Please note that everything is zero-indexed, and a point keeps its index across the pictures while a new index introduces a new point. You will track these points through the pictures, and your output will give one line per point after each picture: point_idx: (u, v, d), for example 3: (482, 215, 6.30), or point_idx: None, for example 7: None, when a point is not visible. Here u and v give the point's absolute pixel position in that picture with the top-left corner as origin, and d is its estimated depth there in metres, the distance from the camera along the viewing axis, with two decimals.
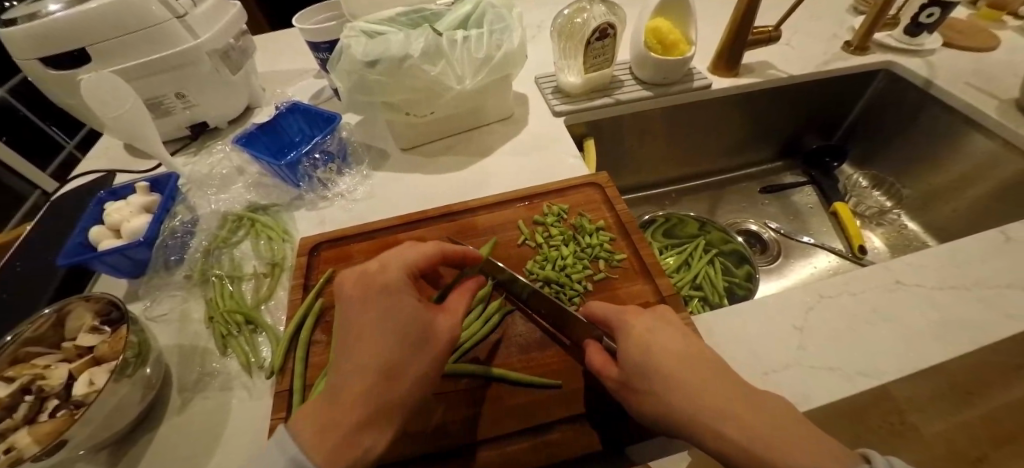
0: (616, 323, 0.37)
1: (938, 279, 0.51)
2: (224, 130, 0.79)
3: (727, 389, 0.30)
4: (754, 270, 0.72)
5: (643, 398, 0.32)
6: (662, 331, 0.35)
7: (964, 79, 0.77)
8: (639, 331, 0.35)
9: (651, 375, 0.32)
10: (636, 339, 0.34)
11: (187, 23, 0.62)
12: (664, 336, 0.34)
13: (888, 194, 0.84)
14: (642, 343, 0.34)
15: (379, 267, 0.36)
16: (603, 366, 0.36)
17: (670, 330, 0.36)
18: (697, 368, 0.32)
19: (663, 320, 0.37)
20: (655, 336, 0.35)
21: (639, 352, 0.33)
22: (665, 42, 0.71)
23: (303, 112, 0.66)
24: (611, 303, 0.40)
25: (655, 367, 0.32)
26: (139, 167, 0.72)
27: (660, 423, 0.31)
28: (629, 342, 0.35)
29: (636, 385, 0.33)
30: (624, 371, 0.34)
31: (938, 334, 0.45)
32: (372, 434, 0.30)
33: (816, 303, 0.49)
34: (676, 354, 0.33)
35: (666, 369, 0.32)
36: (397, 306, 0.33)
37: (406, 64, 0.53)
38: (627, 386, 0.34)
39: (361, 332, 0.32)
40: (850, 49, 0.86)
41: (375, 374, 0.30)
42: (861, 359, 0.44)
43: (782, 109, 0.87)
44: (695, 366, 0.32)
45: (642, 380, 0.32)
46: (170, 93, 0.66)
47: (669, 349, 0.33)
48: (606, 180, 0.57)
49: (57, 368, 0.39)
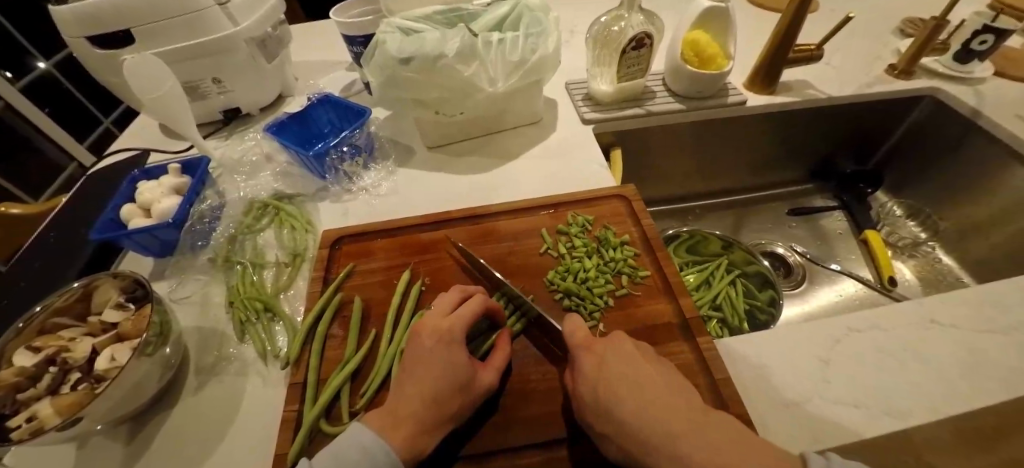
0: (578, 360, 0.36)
1: (978, 321, 0.48)
2: (255, 116, 0.80)
3: (686, 426, 0.29)
4: (777, 296, 0.69)
5: (617, 445, 0.31)
6: (620, 367, 0.34)
7: (1014, 111, 0.73)
8: (597, 370, 0.34)
9: (621, 424, 0.31)
10: (597, 382, 0.34)
11: (228, 10, 0.63)
12: (617, 374, 0.34)
13: (923, 226, 0.81)
14: (600, 384, 0.33)
15: (435, 311, 0.39)
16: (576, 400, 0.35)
17: (626, 361, 0.35)
18: (657, 406, 0.31)
19: (627, 354, 0.35)
20: (616, 375, 0.34)
21: (597, 396, 0.33)
22: (702, 56, 0.69)
23: (333, 104, 0.66)
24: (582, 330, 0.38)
25: (618, 413, 0.31)
26: (171, 148, 0.73)
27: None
28: (591, 384, 0.34)
29: (606, 429, 0.32)
30: (589, 412, 0.33)
31: (974, 380, 0.43)
32: (432, 441, 0.33)
33: (845, 337, 0.47)
34: (630, 392, 0.32)
35: (628, 420, 0.31)
36: (450, 357, 0.35)
37: (440, 63, 0.53)
38: (599, 428, 0.33)
39: (418, 365, 0.35)
40: (894, 72, 0.83)
41: (429, 397, 0.33)
42: (893, 400, 0.42)
43: (819, 130, 0.84)
44: (653, 404, 0.31)
45: (604, 425, 0.32)
46: (207, 78, 0.67)
47: (630, 392, 0.32)
48: (634, 194, 0.56)
49: (81, 341, 0.40)
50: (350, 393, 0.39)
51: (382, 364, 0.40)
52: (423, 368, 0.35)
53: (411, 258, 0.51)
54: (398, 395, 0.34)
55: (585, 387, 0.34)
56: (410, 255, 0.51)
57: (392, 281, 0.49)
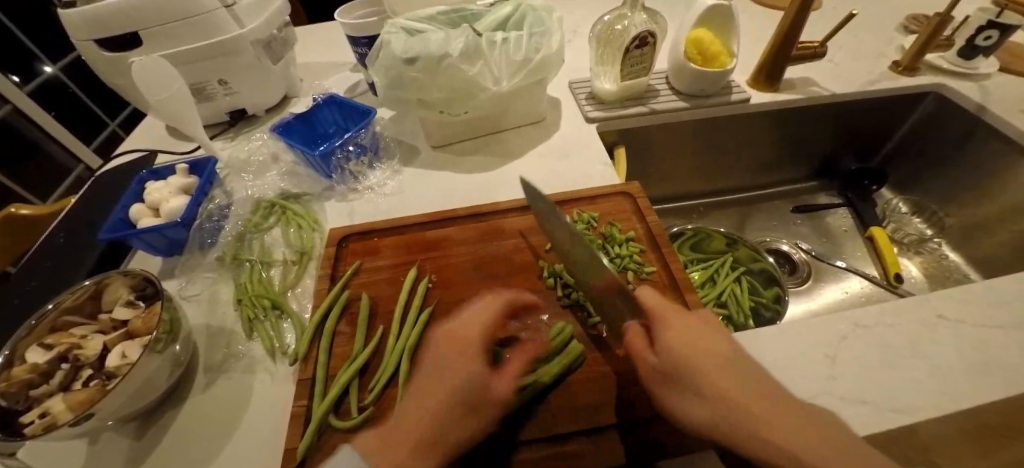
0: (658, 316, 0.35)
1: (986, 317, 0.48)
2: (261, 117, 0.80)
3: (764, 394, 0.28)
4: (782, 293, 0.69)
5: (683, 399, 0.31)
6: (702, 331, 0.34)
7: (1020, 107, 0.73)
8: (677, 327, 0.34)
9: (691, 378, 0.31)
10: (679, 335, 0.33)
11: (234, 13, 0.64)
12: (692, 334, 0.33)
13: (929, 222, 0.81)
14: (684, 339, 0.33)
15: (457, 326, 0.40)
16: (640, 353, 0.35)
17: (702, 325, 0.34)
18: (737, 370, 0.31)
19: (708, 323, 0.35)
20: (697, 334, 0.33)
21: (675, 346, 0.32)
22: (705, 52, 0.70)
23: (339, 104, 0.66)
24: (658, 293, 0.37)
25: (691, 365, 0.31)
26: (179, 149, 0.74)
27: (694, 417, 0.30)
28: (664, 336, 0.33)
29: (674, 379, 0.32)
30: (662, 362, 0.33)
31: (982, 375, 0.43)
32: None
33: (851, 332, 0.47)
34: (711, 350, 0.32)
35: (706, 371, 0.30)
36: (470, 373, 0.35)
37: (444, 62, 0.53)
38: (666, 379, 0.32)
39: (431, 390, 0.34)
40: (898, 69, 0.82)
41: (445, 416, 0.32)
42: (900, 396, 0.41)
43: (823, 127, 0.84)
44: (728, 368, 0.30)
45: (677, 374, 0.31)
46: (214, 79, 0.68)
47: (710, 351, 0.32)
48: (639, 191, 0.56)
49: (93, 339, 0.41)
50: (358, 389, 0.39)
51: (390, 360, 0.41)
52: (438, 383, 0.34)
53: (417, 256, 0.51)
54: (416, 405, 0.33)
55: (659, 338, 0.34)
56: (416, 253, 0.51)
57: (398, 278, 0.49)
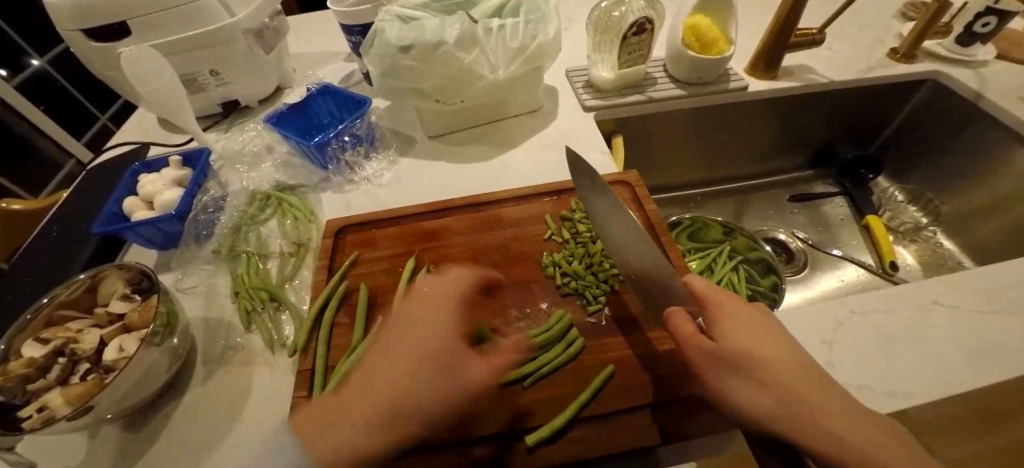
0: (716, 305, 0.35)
1: (981, 302, 0.48)
2: (254, 109, 0.79)
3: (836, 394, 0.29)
4: (779, 281, 0.70)
5: (741, 387, 0.31)
6: (760, 323, 0.34)
7: (1017, 94, 0.73)
8: (738, 315, 0.34)
9: (758, 368, 0.31)
10: (743, 326, 0.33)
11: (224, 0, 0.63)
12: (757, 328, 0.33)
13: (924, 210, 0.81)
14: (751, 330, 0.33)
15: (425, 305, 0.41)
16: (693, 337, 0.33)
17: (762, 321, 0.34)
18: (797, 366, 0.31)
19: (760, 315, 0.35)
20: (758, 328, 0.33)
21: (740, 335, 0.32)
22: (702, 40, 0.69)
23: (334, 94, 0.65)
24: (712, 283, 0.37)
25: (758, 358, 0.31)
26: (171, 142, 0.73)
27: (750, 403, 0.30)
28: (729, 326, 0.33)
29: (731, 363, 0.31)
30: (722, 347, 0.32)
31: (976, 360, 0.43)
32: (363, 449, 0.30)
33: (848, 318, 0.48)
34: (771, 343, 0.32)
35: (769, 362, 0.31)
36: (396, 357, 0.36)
37: (440, 50, 0.53)
38: (723, 365, 0.32)
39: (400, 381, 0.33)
40: (895, 56, 0.82)
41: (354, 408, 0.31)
42: (895, 380, 0.42)
43: (821, 116, 0.84)
44: (793, 364, 0.31)
45: (738, 360, 0.31)
46: (206, 69, 0.67)
47: (772, 345, 0.32)
48: (637, 179, 0.56)
49: (89, 333, 0.41)
50: None
51: None
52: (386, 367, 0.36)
53: (415, 246, 0.51)
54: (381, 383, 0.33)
55: (720, 328, 0.33)
56: (413, 243, 0.51)
57: (396, 269, 0.49)
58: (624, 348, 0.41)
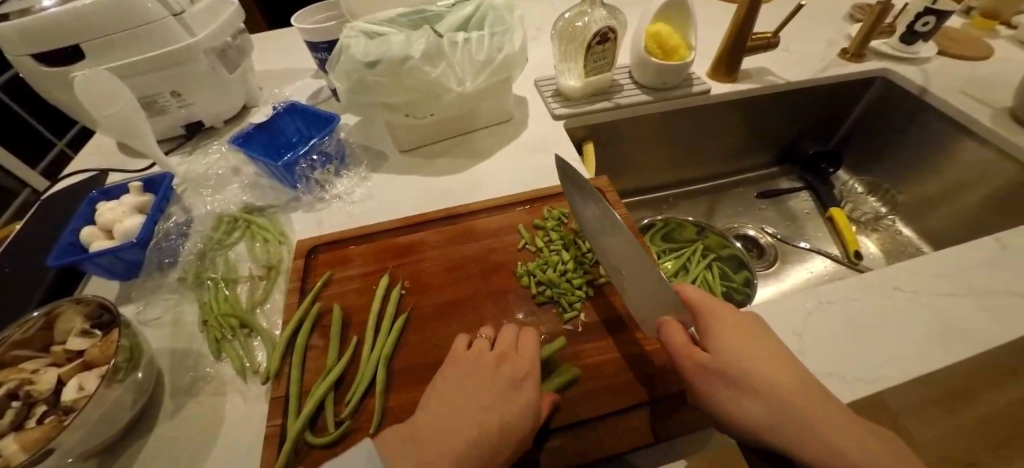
0: (707, 316, 0.36)
1: (936, 286, 0.51)
2: (219, 129, 0.78)
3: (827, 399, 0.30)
4: (752, 275, 0.72)
5: (734, 396, 0.31)
6: (754, 333, 0.35)
7: (958, 88, 0.78)
8: (730, 326, 0.35)
9: (751, 378, 0.31)
10: (735, 336, 0.34)
11: (184, 21, 0.61)
12: (749, 338, 0.34)
13: (883, 200, 0.86)
14: (743, 340, 0.34)
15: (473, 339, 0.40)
16: (686, 346, 0.35)
17: (755, 330, 0.35)
18: (790, 374, 0.32)
19: (755, 326, 0.36)
20: (751, 338, 0.34)
21: (730, 345, 0.33)
22: (665, 46, 0.71)
23: (301, 112, 0.65)
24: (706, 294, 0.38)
25: (750, 367, 0.32)
26: (132, 167, 0.71)
27: (741, 412, 0.31)
28: (722, 337, 0.34)
29: (722, 373, 0.33)
30: (713, 357, 0.33)
31: (933, 342, 0.45)
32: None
33: (815, 309, 0.49)
34: (765, 354, 0.33)
35: (759, 370, 0.32)
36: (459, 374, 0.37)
37: (406, 65, 0.53)
38: (715, 375, 0.33)
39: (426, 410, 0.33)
40: (847, 55, 0.86)
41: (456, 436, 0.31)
42: (861, 367, 0.44)
43: (782, 115, 0.87)
44: (784, 371, 0.32)
45: (728, 371, 0.32)
46: (166, 91, 0.65)
47: (766, 354, 0.33)
48: (607, 185, 0.57)
49: (45, 373, 0.39)
50: (333, 402, 0.38)
51: (365, 371, 0.40)
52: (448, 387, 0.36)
53: (389, 262, 0.50)
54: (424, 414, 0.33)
55: (712, 339, 0.35)
56: (387, 260, 0.51)
57: (370, 287, 0.48)
58: (603, 351, 0.42)
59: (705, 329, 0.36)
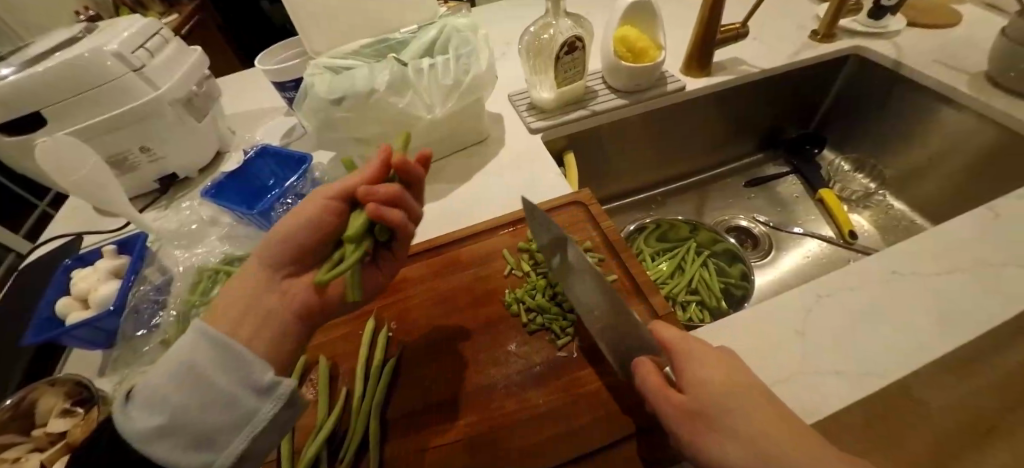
0: (684, 352, 0.34)
1: (933, 265, 0.50)
2: (195, 179, 0.76)
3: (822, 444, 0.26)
4: (747, 268, 0.71)
5: (715, 441, 0.28)
6: (738, 369, 0.32)
7: (932, 57, 0.78)
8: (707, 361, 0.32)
9: (732, 416, 0.28)
10: (715, 372, 0.31)
11: (145, 75, 0.60)
12: (730, 373, 0.31)
13: (870, 176, 0.85)
14: (724, 375, 0.31)
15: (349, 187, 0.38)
16: (661, 390, 0.32)
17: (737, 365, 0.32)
18: (781, 416, 0.28)
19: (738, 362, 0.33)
20: (735, 374, 0.31)
21: (710, 383, 0.30)
22: (634, 49, 0.70)
23: (274, 154, 0.64)
24: (680, 330, 0.36)
25: (734, 406, 0.29)
26: (108, 227, 0.69)
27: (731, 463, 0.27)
28: (699, 375, 0.31)
29: (706, 416, 0.29)
30: (695, 397, 0.30)
31: (939, 325, 0.44)
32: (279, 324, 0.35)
33: (816, 304, 0.48)
34: (752, 393, 0.30)
35: (745, 407, 0.29)
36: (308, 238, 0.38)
37: (372, 97, 0.52)
38: (693, 419, 0.29)
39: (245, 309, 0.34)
40: (817, 37, 0.86)
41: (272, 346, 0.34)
42: (868, 360, 0.43)
43: (760, 102, 0.87)
44: (767, 405, 0.29)
45: (710, 412, 0.29)
46: (135, 148, 0.64)
47: (750, 391, 0.30)
48: (590, 197, 0.56)
49: (28, 459, 0.37)
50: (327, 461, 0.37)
51: (357, 424, 0.39)
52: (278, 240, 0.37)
53: (373, 302, 0.49)
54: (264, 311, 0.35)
55: (689, 378, 0.32)
56: (373, 300, 0.49)
57: (358, 332, 0.47)
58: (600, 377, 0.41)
59: (682, 366, 0.33)
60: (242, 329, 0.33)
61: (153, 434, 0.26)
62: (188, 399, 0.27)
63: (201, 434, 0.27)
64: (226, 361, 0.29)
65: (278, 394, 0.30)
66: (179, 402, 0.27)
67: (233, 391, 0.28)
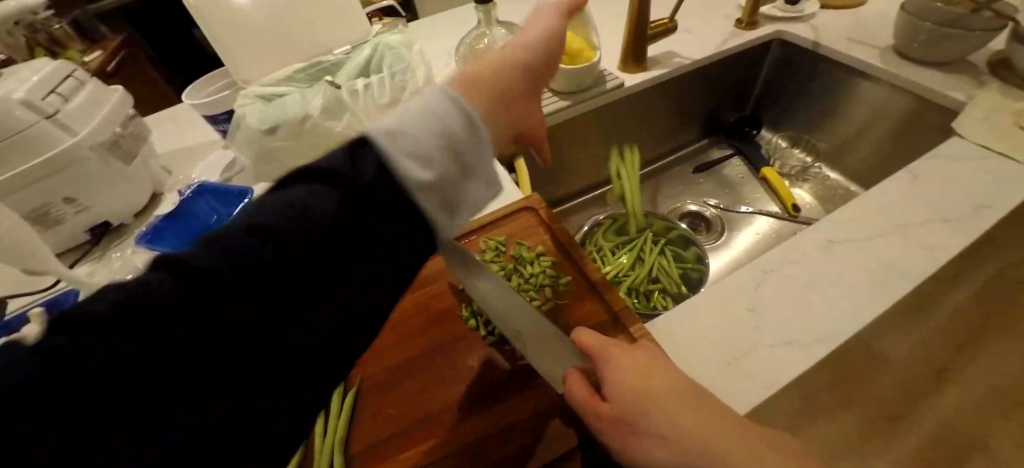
0: (606, 362, 0.36)
1: (860, 231, 0.54)
2: (131, 225, 0.72)
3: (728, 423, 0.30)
4: (701, 251, 0.74)
5: (639, 443, 0.31)
6: (655, 366, 0.35)
7: (846, 36, 0.84)
8: (627, 366, 0.35)
9: (652, 417, 0.31)
10: (634, 376, 0.34)
11: (61, 121, 0.57)
12: (648, 373, 0.34)
13: (806, 150, 0.90)
14: (643, 376, 0.34)
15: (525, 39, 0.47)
16: (589, 400, 0.34)
17: (653, 362, 0.36)
18: (691, 403, 0.32)
19: (654, 357, 0.36)
20: (651, 372, 0.34)
21: (631, 388, 0.33)
22: (570, 51, 0.72)
23: (212, 192, 0.61)
24: (597, 335, 0.39)
25: (655, 407, 0.32)
26: (36, 288, 0.64)
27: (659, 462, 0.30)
28: (620, 380, 0.34)
29: (632, 422, 0.32)
30: (619, 406, 0.33)
31: (869, 286, 0.48)
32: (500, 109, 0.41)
33: (762, 281, 0.51)
34: (666, 387, 0.33)
35: (665, 404, 0.32)
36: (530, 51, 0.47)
37: (305, 124, 0.52)
38: (619, 424, 0.33)
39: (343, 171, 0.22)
40: (741, 25, 0.91)
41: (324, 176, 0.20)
42: (810, 328, 0.45)
43: (697, 90, 0.90)
44: (682, 396, 0.32)
45: (636, 417, 0.32)
46: (58, 199, 0.59)
47: (664, 387, 0.33)
48: (539, 201, 0.57)
49: None
50: None
51: (319, 465, 0.38)
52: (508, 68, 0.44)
53: None
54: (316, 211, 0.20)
55: (612, 386, 0.34)
56: None
57: None
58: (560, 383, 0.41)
59: (605, 376, 0.36)
60: (489, 104, 0.40)
61: (419, 183, 0.26)
62: (438, 159, 0.28)
63: (441, 200, 0.28)
64: (450, 130, 0.29)
65: (485, 185, 0.32)
66: (432, 153, 0.28)
67: (467, 166, 0.31)
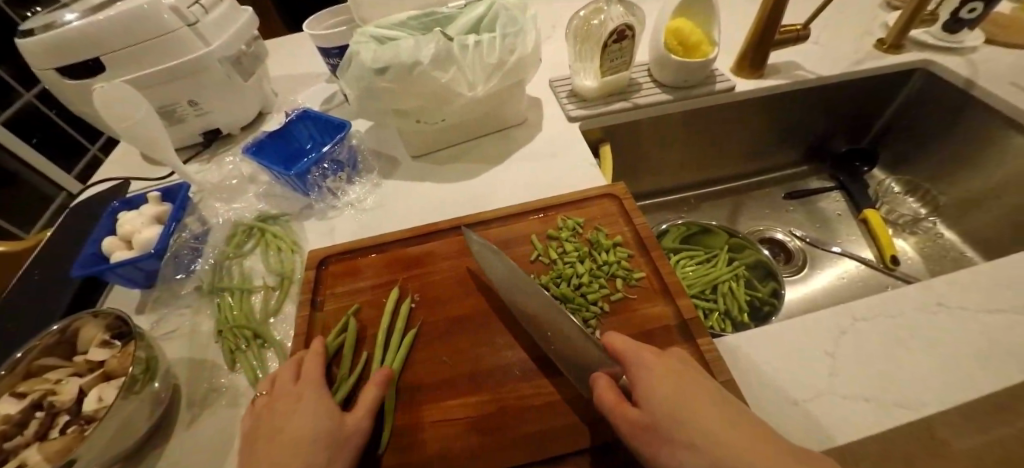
0: (635, 363, 0.34)
1: (985, 300, 0.46)
2: (237, 136, 0.78)
3: (772, 442, 0.26)
4: (779, 286, 0.68)
5: (667, 451, 0.28)
6: (688, 376, 0.32)
7: (1009, 79, 0.72)
8: (659, 370, 0.33)
9: (684, 428, 0.28)
10: (665, 381, 0.32)
11: (199, 30, 0.61)
12: (679, 382, 0.32)
13: (922, 201, 0.80)
14: (672, 383, 0.32)
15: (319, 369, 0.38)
16: (617, 406, 0.32)
17: (687, 373, 0.33)
18: (728, 421, 0.28)
19: (686, 368, 0.34)
20: (682, 380, 0.32)
21: (662, 393, 0.31)
22: (686, 43, 0.68)
23: (314, 119, 0.65)
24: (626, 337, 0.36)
25: (683, 417, 0.29)
26: (153, 175, 0.72)
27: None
28: (649, 385, 0.32)
29: (663, 429, 0.29)
30: (649, 412, 0.30)
31: (987, 363, 0.41)
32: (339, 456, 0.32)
33: (851, 327, 0.45)
34: (698, 398, 0.30)
35: (696, 414, 0.29)
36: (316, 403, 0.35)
37: (416, 70, 0.51)
38: (648, 433, 0.30)
39: (270, 416, 0.34)
40: (882, 47, 0.81)
41: (307, 452, 0.31)
42: (905, 391, 0.40)
43: (811, 110, 0.82)
44: (715, 409, 0.29)
45: (666, 426, 0.29)
46: (184, 100, 0.66)
47: (699, 399, 0.30)
48: (624, 191, 0.55)
49: (68, 383, 0.38)
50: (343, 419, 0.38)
51: None
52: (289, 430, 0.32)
53: (399, 274, 0.50)
54: (287, 414, 0.34)
55: (642, 390, 0.32)
56: (396, 272, 0.50)
57: (380, 300, 0.48)
58: None
59: (634, 379, 0.33)
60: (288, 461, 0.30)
61: None
62: None
63: None
64: None
65: None
66: None
67: None
